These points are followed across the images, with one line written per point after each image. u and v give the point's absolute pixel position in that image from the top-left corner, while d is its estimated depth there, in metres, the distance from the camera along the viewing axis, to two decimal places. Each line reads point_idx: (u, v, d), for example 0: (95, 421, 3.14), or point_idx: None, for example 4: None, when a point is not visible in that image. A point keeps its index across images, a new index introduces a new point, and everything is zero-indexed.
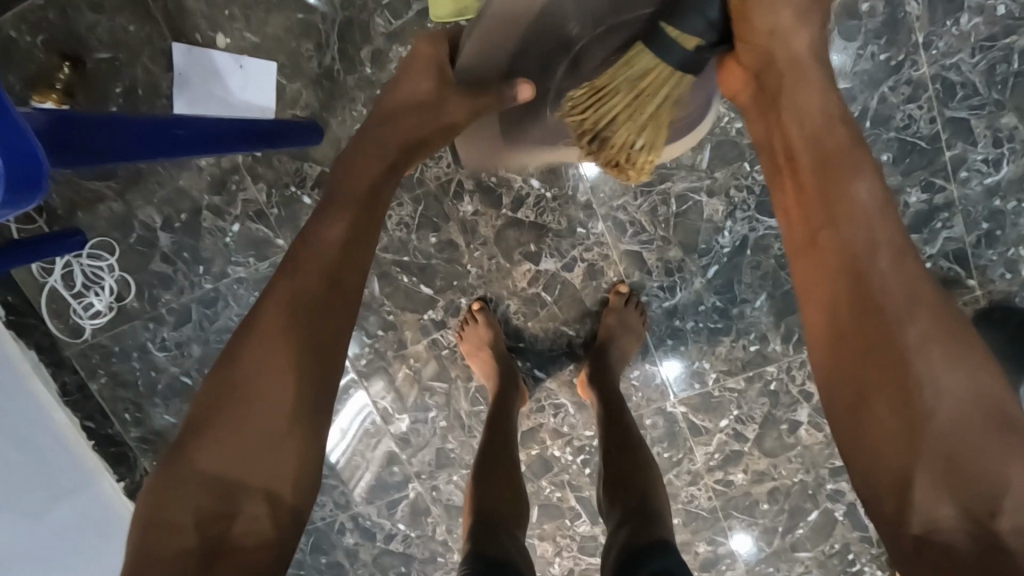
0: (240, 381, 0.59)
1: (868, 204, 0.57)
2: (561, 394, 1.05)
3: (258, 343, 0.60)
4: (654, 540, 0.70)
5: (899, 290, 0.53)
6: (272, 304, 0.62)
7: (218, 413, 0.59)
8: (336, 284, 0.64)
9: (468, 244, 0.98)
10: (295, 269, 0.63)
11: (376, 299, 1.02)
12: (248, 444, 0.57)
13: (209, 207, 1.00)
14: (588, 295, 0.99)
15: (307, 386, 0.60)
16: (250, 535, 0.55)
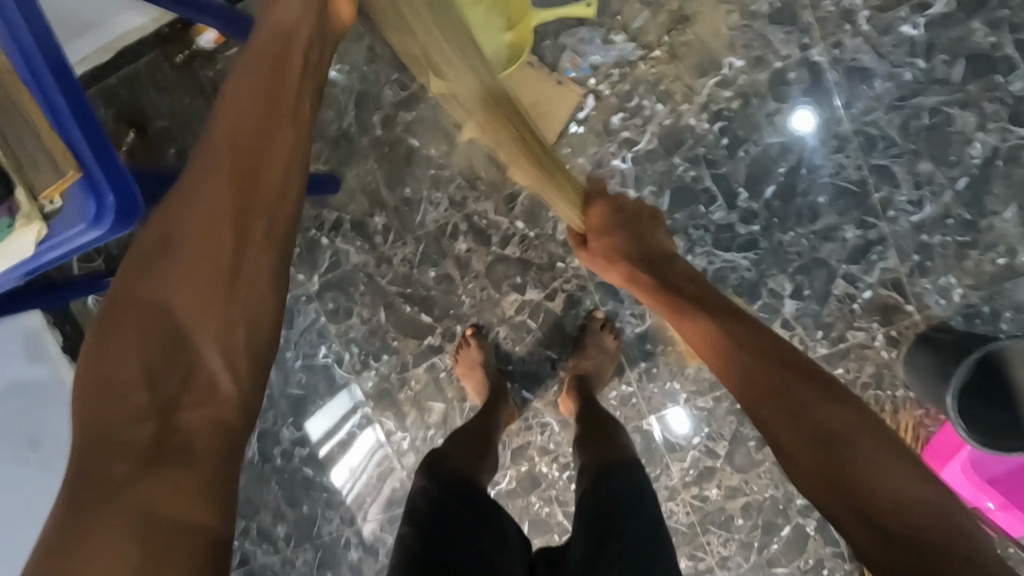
0: (178, 241, 0.58)
1: (699, 327, 0.75)
2: (546, 413, 1.16)
3: (183, 246, 0.58)
4: (621, 461, 0.88)
5: (757, 366, 0.65)
6: (196, 203, 0.59)
7: (152, 275, 0.56)
8: (260, 156, 0.63)
9: (462, 277, 1.12)
10: (213, 173, 0.61)
11: (382, 327, 1.16)
12: (187, 345, 0.55)
13: None
14: (569, 321, 1.12)
15: (245, 289, 0.59)
16: (206, 400, 0.54)
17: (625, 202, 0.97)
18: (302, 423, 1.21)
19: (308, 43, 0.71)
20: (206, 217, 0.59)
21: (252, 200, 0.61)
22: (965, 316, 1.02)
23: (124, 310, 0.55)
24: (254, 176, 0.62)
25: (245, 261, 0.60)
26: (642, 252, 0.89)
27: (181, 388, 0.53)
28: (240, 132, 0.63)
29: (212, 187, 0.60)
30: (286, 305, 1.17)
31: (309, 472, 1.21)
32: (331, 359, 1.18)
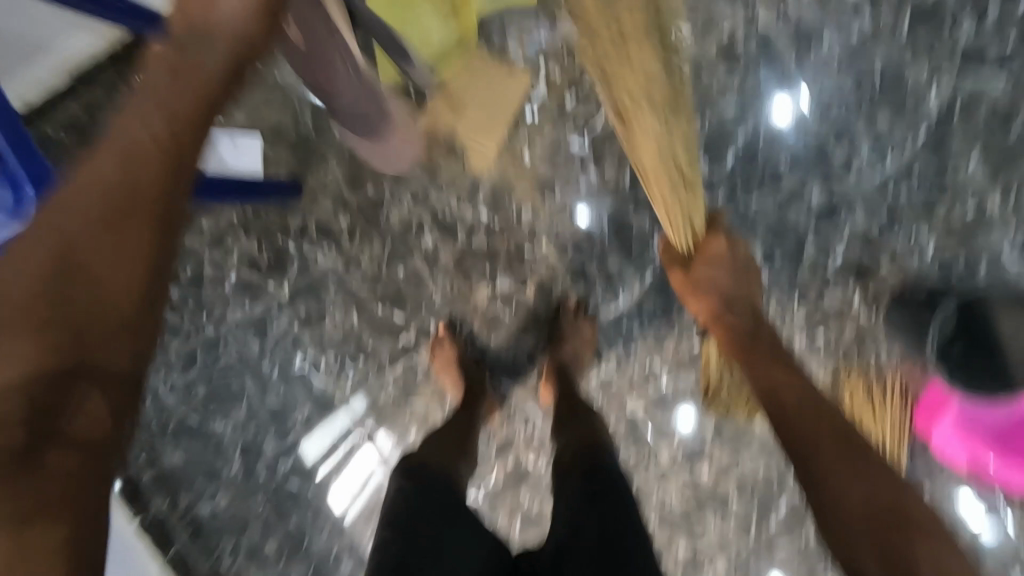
0: (26, 268, 0.48)
1: (790, 371, 0.82)
2: (528, 403, 1.14)
3: (32, 278, 0.47)
4: (596, 443, 0.89)
5: (845, 441, 0.72)
6: (67, 238, 0.49)
7: (0, 302, 0.47)
8: (139, 174, 0.52)
9: (431, 273, 1.11)
10: (81, 198, 0.50)
11: (356, 328, 1.15)
12: (46, 388, 0.46)
13: (210, 260, 1.16)
14: (543, 308, 1.11)
15: (100, 322, 0.48)
16: (76, 438, 0.47)
17: (714, 254, 0.91)
18: (284, 434, 1.20)
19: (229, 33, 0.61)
20: (56, 252, 0.48)
21: (112, 207, 0.50)
22: (942, 269, 1.01)
23: None
24: (135, 186, 0.51)
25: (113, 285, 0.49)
26: (715, 313, 0.89)
27: (49, 425, 0.47)
28: (108, 153, 0.52)
29: (81, 206, 0.50)
30: (260, 316, 1.17)
31: (294, 484, 1.21)
32: (307, 366, 1.17)
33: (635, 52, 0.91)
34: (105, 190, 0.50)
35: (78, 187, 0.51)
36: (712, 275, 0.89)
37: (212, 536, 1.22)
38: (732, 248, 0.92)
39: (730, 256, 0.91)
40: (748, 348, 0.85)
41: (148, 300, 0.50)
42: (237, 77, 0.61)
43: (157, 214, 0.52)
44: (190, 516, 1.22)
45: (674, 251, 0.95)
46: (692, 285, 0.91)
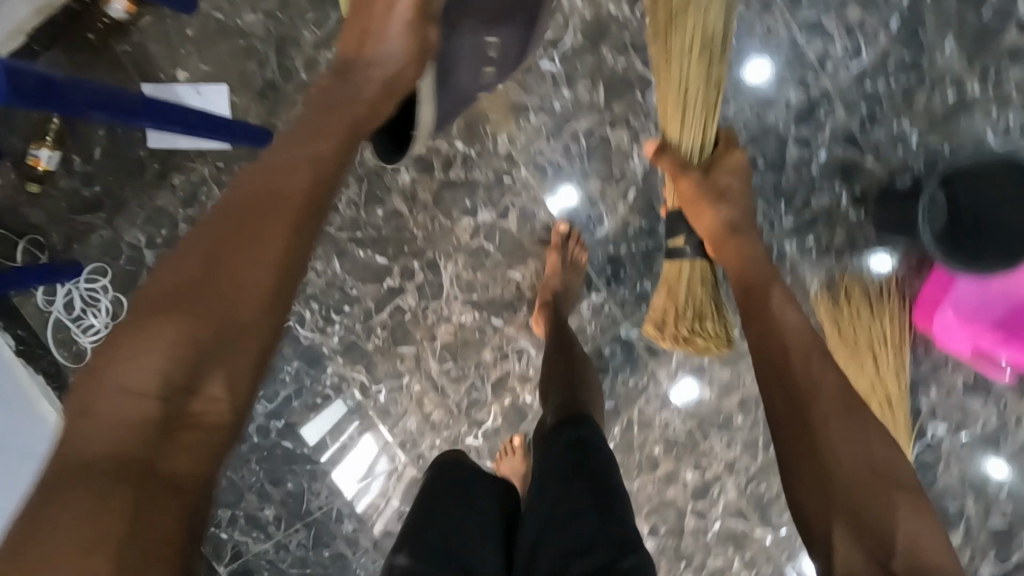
0: (197, 261, 0.57)
1: (793, 322, 0.79)
2: (520, 338, 1.11)
3: (202, 272, 0.56)
4: (580, 416, 0.84)
5: (839, 404, 0.72)
6: (215, 254, 0.57)
7: (179, 286, 0.56)
8: (294, 199, 0.61)
9: (411, 211, 1.09)
10: (250, 203, 0.60)
11: (339, 276, 1.12)
12: (191, 362, 0.53)
13: (185, 219, 1.13)
14: (527, 237, 1.08)
15: (242, 318, 0.56)
16: (205, 413, 0.54)
17: (729, 164, 0.91)
18: (274, 394, 1.17)
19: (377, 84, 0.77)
20: (201, 262, 0.57)
21: (270, 218, 0.59)
22: (925, 159, 1.00)
23: (144, 322, 0.54)
24: (294, 205, 0.60)
25: (258, 288, 0.57)
26: (723, 238, 0.88)
27: (184, 398, 0.53)
28: (269, 173, 0.62)
29: (244, 215, 0.59)
30: None
31: (288, 444, 1.17)
32: (292, 320, 1.15)
33: (697, 65, 0.85)
34: (254, 213, 0.59)
35: (243, 198, 0.60)
36: (716, 202, 0.88)
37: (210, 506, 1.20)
38: (739, 176, 0.91)
39: (734, 186, 0.90)
40: (758, 288, 0.83)
41: (270, 319, 0.57)
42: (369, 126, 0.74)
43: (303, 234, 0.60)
44: None
45: (687, 172, 0.90)
46: (694, 209, 0.90)
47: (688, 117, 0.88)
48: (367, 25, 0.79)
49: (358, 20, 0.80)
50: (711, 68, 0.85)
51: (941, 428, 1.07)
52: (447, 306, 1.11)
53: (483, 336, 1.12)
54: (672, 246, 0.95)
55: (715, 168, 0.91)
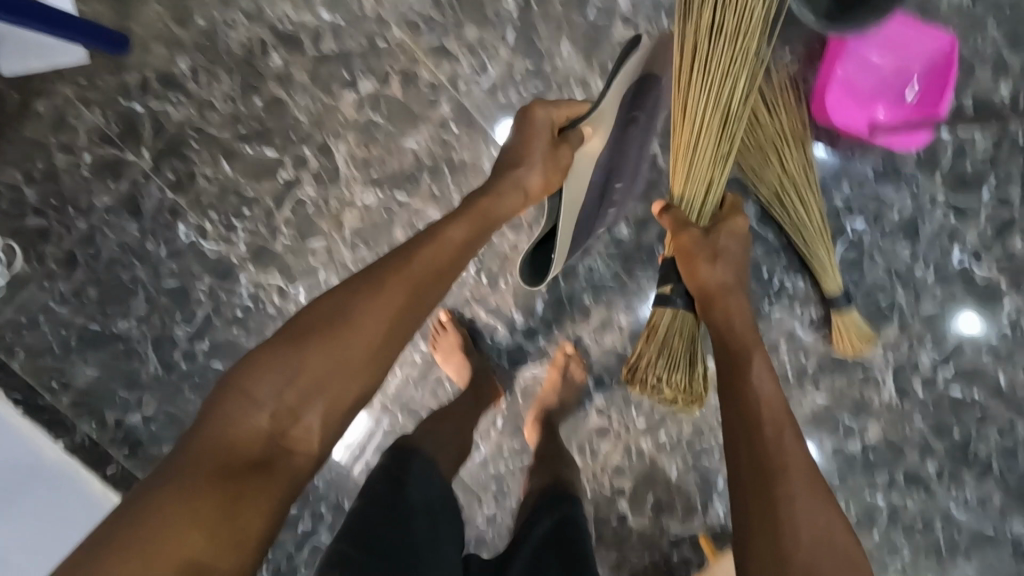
0: (334, 317, 0.71)
1: (770, 392, 0.80)
2: (428, 210, 1.07)
3: (330, 330, 0.70)
4: (570, 495, 0.97)
5: (804, 472, 0.74)
6: (332, 308, 0.72)
7: (314, 328, 0.70)
8: (413, 293, 0.74)
9: (290, 95, 1.05)
10: (381, 289, 0.73)
11: (231, 179, 1.08)
12: (310, 394, 0.68)
13: (60, 147, 1.08)
14: (414, 101, 1.04)
15: (348, 382, 0.70)
16: (306, 438, 0.68)
17: (735, 226, 0.89)
18: (193, 316, 1.13)
19: (512, 177, 0.85)
20: (329, 313, 0.71)
21: (390, 305, 0.72)
22: None
23: (292, 348, 0.69)
24: (406, 299, 0.73)
25: (371, 363, 0.71)
26: (712, 300, 0.86)
27: (292, 421, 0.67)
28: (406, 267, 0.75)
29: (375, 302, 0.72)
30: (129, 194, 1.09)
31: (219, 365, 1.14)
32: (194, 235, 1.10)
33: (716, 93, 0.83)
34: (372, 279, 0.73)
35: (381, 277, 0.74)
36: (728, 296, 0.86)
37: (152, 444, 1.16)
38: (739, 244, 0.89)
39: (740, 248, 0.89)
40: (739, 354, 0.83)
41: (374, 365, 0.71)
42: (491, 222, 0.84)
43: (406, 329, 0.74)
44: (124, 430, 1.16)
45: (688, 228, 0.87)
46: (688, 252, 0.87)
47: (698, 167, 0.87)
48: (524, 154, 0.86)
49: (520, 123, 0.89)
50: (724, 138, 0.86)
51: (860, 224, 1.07)
52: (348, 190, 1.07)
53: (390, 216, 1.08)
54: (663, 292, 0.93)
55: (717, 230, 0.88)
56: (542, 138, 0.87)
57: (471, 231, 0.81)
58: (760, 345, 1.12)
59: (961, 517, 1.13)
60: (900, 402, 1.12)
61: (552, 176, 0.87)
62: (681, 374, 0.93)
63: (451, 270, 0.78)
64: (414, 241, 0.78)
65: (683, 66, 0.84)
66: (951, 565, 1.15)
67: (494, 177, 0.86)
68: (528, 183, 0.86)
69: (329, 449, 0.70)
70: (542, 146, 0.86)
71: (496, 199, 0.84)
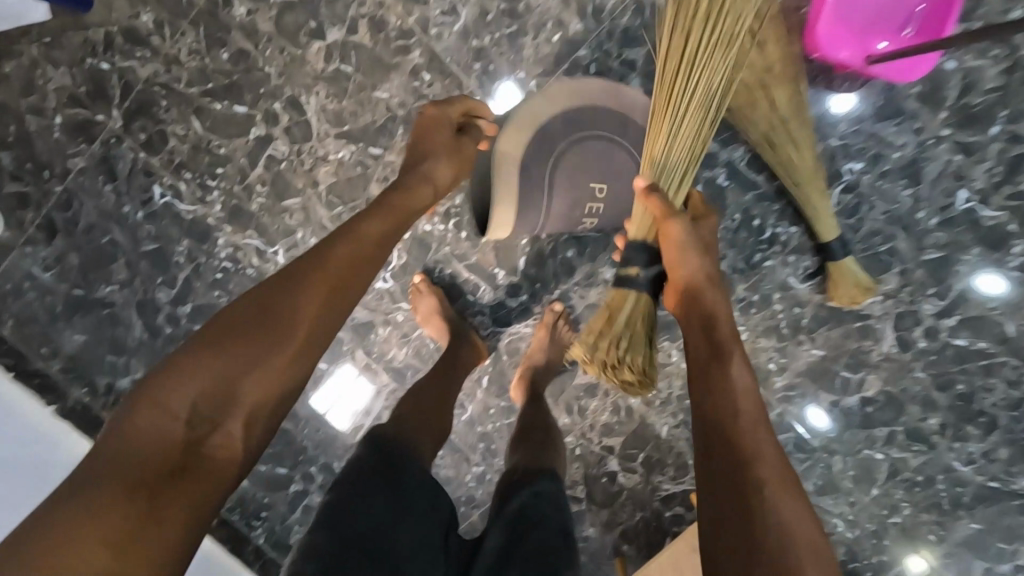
0: (253, 317, 0.68)
1: (745, 386, 0.74)
2: (404, 163, 1.04)
3: (248, 330, 0.67)
4: (547, 471, 0.90)
5: (776, 468, 0.67)
6: (251, 308, 0.69)
7: (234, 329, 0.67)
8: (331, 292, 0.72)
9: (257, 47, 1.02)
10: (299, 290, 0.70)
11: (202, 137, 1.06)
12: (229, 400, 0.64)
13: (30, 110, 1.06)
14: (384, 49, 1.00)
15: (268, 386, 0.66)
16: (224, 446, 0.63)
17: (709, 222, 0.86)
18: (174, 279, 1.12)
19: (426, 171, 0.87)
20: (249, 314, 0.68)
21: (310, 303, 0.70)
22: None
23: (211, 349, 0.65)
24: (325, 298, 0.71)
25: (291, 364, 0.68)
26: (697, 286, 0.81)
27: (209, 429, 0.63)
28: (321, 266, 0.72)
29: (292, 301, 0.69)
30: (102, 155, 1.08)
31: (202, 328, 1.14)
32: (169, 197, 1.09)
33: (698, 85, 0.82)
34: (295, 277, 0.71)
35: (298, 278, 0.71)
36: (708, 289, 0.81)
37: None
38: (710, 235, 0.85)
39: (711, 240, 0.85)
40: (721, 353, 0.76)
41: (299, 365, 0.68)
42: (408, 222, 0.84)
43: (327, 330, 0.71)
44: (115, 395, 1.16)
45: (673, 213, 0.82)
46: (671, 238, 0.82)
47: (681, 145, 0.84)
48: (427, 146, 0.88)
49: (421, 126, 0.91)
50: (704, 120, 0.84)
51: (856, 164, 1.01)
52: (321, 145, 1.04)
53: (365, 170, 1.05)
54: (625, 274, 0.88)
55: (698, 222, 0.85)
56: (447, 121, 0.90)
57: (387, 233, 0.80)
58: (753, 297, 1.07)
59: (963, 471, 1.09)
60: (900, 354, 1.08)
61: (460, 155, 0.91)
62: (643, 353, 0.89)
63: (371, 272, 0.77)
64: (332, 241, 0.76)
65: (668, 61, 0.83)
66: (953, 521, 1.11)
67: (405, 173, 0.87)
68: (438, 176, 0.88)
69: (250, 461, 0.66)
70: (434, 140, 0.89)
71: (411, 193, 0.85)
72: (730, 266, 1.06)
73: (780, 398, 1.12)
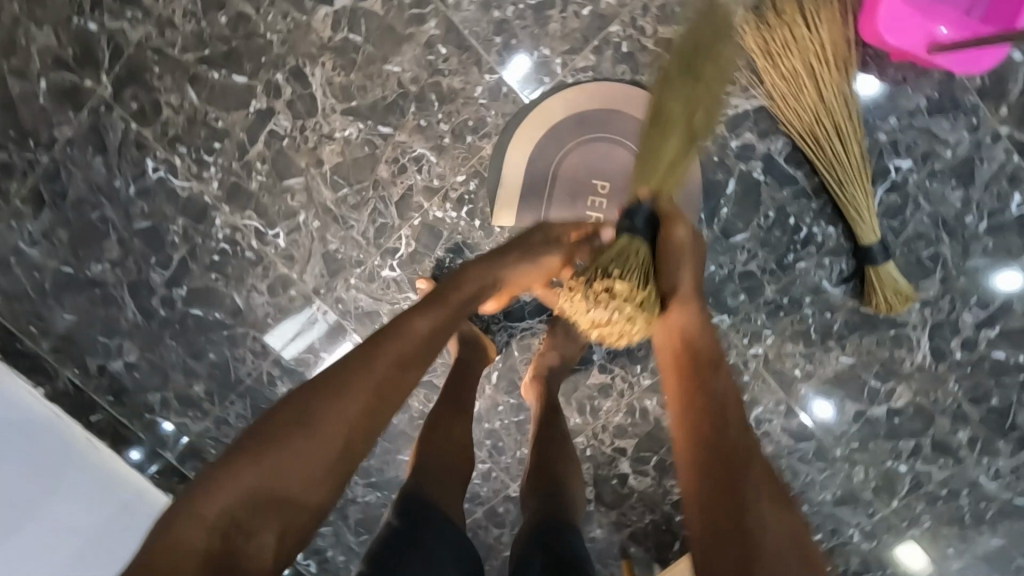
0: (303, 417, 0.66)
1: (726, 388, 0.75)
2: (415, 144, 0.97)
3: (297, 431, 0.65)
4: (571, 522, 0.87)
5: (761, 470, 0.68)
6: (301, 405, 0.67)
7: (283, 430, 0.65)
8: (383, 395, 0.70)
9: (258, 12, 0.94)
10: (354, 391, 0.69)
11: (198, 109, 0.98)
12: (269, 509, 0.63)
13: (12, 73, 0.98)
14: (396, 19, 0.93)
15: (310, 496, 0.65)
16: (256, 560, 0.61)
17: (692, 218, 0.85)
18: (169, 260, 1.06)
19: (488, 262, 0.85)
20: (301, 413, 0.66)
21: (362, 406, 0.69)
22: None
23: (260, 452, 0.64)
24: (374, 399, 0.70)
25: (331, 470, 0.66)
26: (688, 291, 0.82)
27: (245, 539, 0.61)
28: (379, 367, 0.71)
29: (345, 402, 0.68)
30: (91, 125, 1.00)
31: (198, 312, 1.08)
32: (163, 171, 1.02)
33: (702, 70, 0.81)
34: (345, 378, 0.69)
35: (354, 376, 0.70)
36: (693, 285, 0.82)
37: (137, 392, 1.12)
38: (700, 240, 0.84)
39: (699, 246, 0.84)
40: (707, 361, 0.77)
41: (338, 475, 0.67)
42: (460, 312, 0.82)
43: (373, 433, 0.70)
44: (108, 377, 1.11)
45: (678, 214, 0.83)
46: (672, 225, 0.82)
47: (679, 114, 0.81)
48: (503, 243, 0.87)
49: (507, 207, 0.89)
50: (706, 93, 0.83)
51: (904, 161, 0.93)
52: (326, 121, 0.97)
53: (373, 150, 0.98)
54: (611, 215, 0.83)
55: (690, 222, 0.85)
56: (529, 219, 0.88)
57: (440, 325, 0.78)
58: (782, 299, 1.01)
59: (990, 487, 1.05)
60: (935, 364, 1.02)
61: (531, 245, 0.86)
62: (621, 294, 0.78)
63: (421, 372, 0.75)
64: (386, 334, 0.75)
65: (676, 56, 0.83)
66: (974, 536, 1.07)
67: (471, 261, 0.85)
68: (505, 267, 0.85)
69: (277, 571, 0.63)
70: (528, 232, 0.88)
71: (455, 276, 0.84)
72: (760, 266, 1.00)
73: (804, 405, 1.06)
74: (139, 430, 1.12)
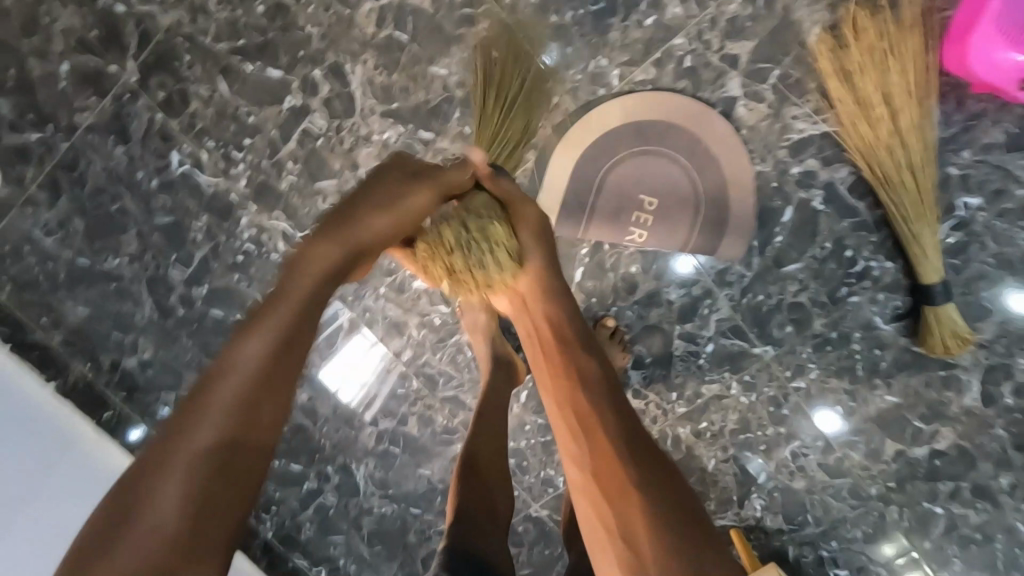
0: (176, 440, 0.52)
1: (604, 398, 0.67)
2: (457, 151, 0.91)
3: (172, 452, 0.51)
4: None
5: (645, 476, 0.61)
6: (171, 427, 0.53)
7: (157, 459, 0.51)
8: (273, 364, 0.56)
9: (298, 3, 0.89)
10: (231, 374, 0.55)
11: (230, 102, 0.93)
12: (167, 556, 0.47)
13: (33, 53, 0.92)
14: (445, 19, 0.88)
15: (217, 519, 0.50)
16: None
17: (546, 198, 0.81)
18: (189, 258, 1.01)
19: (384, 210, 0.69)
20: (168, 435, 0.52)
21: (243, 385, 0.54)
22: None
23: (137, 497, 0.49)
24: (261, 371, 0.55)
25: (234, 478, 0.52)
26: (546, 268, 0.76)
27: None
28: (256, 335, 0.57)
29: (224, 398, 0.54)
30: (114, 112, 0.94)
31: (217, 313, 1.03)
32: (188, 165, 0.96)
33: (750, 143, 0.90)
34: (219, 372, 0.55)
35: (228, 363, 0.55)
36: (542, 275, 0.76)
37: (149, 390, 1.04)
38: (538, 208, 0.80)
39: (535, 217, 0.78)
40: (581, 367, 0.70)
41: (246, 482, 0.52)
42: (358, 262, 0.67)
43: (271, 415, 0.55)
44: (120, 373, 1.04)
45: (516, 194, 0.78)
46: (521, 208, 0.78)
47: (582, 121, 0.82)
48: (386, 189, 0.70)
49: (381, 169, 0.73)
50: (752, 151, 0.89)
51: (973, 199, 0.89)
52: (364, 123, 0.91)
53: (412, 156, 0.92)
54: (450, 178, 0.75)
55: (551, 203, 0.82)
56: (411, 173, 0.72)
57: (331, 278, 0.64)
58: (831, 333, 0.96)
59: None
60: (984, 409, 0.97)
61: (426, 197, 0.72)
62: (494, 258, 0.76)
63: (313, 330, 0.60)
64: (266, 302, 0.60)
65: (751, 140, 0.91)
66: None
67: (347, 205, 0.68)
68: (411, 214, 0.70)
69: None
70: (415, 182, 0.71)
71: (368, 222, 0.67)
72: (810, 298, 0.95)
73: (844, 442, 1.01)
74: (151, 430, 1.07)
